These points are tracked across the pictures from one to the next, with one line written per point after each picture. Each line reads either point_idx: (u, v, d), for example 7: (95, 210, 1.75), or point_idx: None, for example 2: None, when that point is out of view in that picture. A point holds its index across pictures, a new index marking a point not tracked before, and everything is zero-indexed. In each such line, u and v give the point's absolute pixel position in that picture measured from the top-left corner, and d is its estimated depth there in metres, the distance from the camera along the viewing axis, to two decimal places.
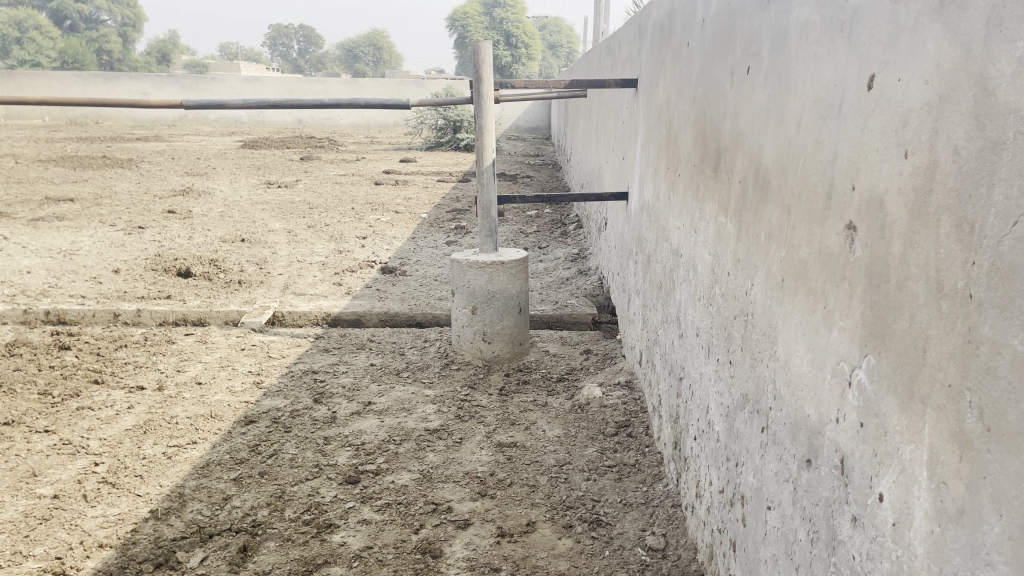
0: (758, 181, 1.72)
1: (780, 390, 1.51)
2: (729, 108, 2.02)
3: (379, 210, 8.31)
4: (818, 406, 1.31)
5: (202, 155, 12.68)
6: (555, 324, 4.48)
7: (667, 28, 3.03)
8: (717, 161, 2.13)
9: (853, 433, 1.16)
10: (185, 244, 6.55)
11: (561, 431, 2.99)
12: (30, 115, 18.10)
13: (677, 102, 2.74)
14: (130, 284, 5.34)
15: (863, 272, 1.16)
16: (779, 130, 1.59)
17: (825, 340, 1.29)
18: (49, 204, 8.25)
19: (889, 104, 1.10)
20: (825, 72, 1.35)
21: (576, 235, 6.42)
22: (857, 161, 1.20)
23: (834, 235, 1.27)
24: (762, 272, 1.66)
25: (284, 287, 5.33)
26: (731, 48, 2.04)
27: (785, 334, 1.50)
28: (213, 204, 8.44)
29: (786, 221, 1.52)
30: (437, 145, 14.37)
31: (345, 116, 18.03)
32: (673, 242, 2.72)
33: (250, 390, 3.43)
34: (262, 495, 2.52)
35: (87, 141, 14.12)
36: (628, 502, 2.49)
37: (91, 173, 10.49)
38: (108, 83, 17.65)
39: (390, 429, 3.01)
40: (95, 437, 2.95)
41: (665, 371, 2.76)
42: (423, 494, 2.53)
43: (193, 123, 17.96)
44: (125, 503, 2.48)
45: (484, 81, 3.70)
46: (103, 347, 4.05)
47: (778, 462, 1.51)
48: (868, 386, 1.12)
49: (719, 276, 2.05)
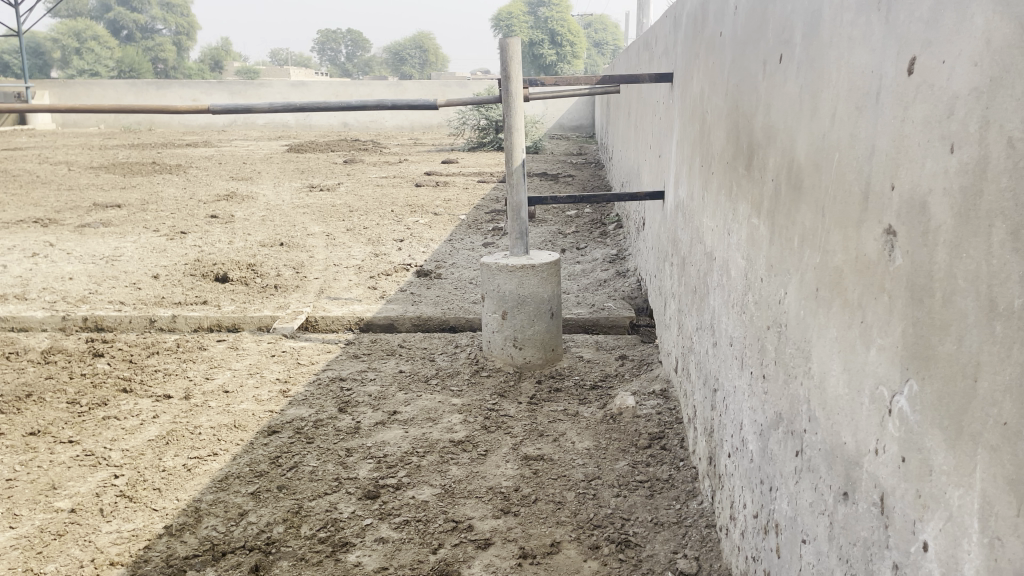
0: (792, 180, 1.57)
1: (815, 411, 1.36)
2: (762, 99, 1.87)
3: (418, 212, 8.25)
4: (855, 434, 1.16)
5: (248, 160, 12.81)
6: (591, 328, 4.34)
7: (701, 17, 2.87)
8: (749, 157, 1.98)
9: (894, 469, 1.02)
10: (224, 249, 6.57)
11: (591, 443, 2.86)
12: (86, 123, 18.60)
13: (710, 96, 2.58)
14: (168, 290, 5.35)
15: (903, 284, 1.01)
16: (813, 121, 1.44)
17: (863, 360, 1.14)
18: (97, 210, 8.37)
19: (932, 90, 0.95)
20: (861, 56, 1.20)
21: (615, 236, 6.26)
22: (897, 154, 1.05)
23: (872, 241, 1.12)
24: (796, 280, 1.51)
25: (319, 292, 5.29)
26: (763, 34, 1.88)
27: (819, 348, 1.35)
28: (255, 209, 8.47)
29: (821, 224, 1.37)
30: (480, 145, 14.29)
31: (390, 119, 18.13)
32: (706, 245, 2.57)
33: (276, 399, 3.37)
34: (279, 510, 2.44)
35: (138, 148, 14.35)
36: (660, 521, 2.35)
37: (139, 179, 10.65)
38: (160, 90, 17.95)
39: (414, 441, 2.91)
40: (117, 448, 2.91)
41: (700, 381, 2.61)
42: (444, 511, 2.43)
43: (241, 129, 18.21)
44: (141, 518, 2.43)
45: (512, 79, 3.58)
46: (135, 354, 4.04)
47: (812, 492, 1.36)
48: (910, 415, 0.97)
49: (752, 282, 1.90)
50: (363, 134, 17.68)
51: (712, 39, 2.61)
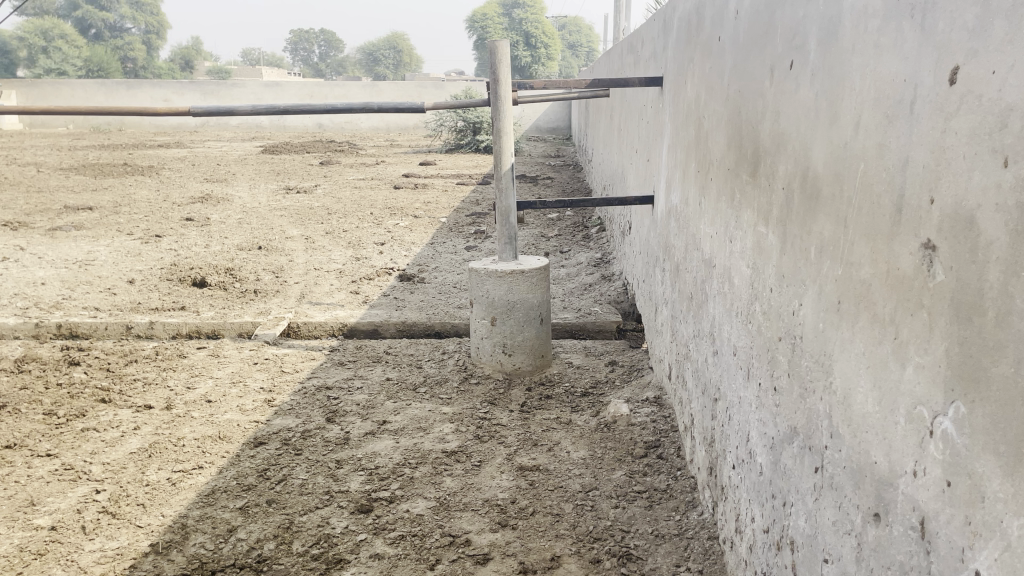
0: (807, 189, 1.53)
1: (837, 428, 1.33)
2: (768, 106, 1.84)
3: (398, 215, 8.17)
4: (889, 454, 1.13)
5: (222, 161, 12.63)
6: (579, 333, 4.30)
7: (695, 22, 2.84)
8: (754, 165, 1.95)
9: (936, 493, 0.99)
10: (201, 253, 6.45)
11: (587, 453, 2.81)
12: (55, 123, 18.28)
13: (707, 101, 2.55)
14: (144, 295, 5.23)
15: (947, 301, 0.98)
16: (831, 130, 1.41)
17: (897, 378, 1.11)
18: (68, 212, 8.20)
19: (980, 101, 0.92)
20: (890, 64, 1.17)
21: (599, 239, 6.23)
22: (936, 166, 1.01)
23: (906, 255, 1.09)
24: (813, 292, 1.48)
25: (300, 297, 5.20)
26: (770, 40, 1.85)
27: (842, 363, 1.31)
28: (230, 211, 8.35)
29: (843, 235, 1.33)
30: (458, 147, 14.21)
31: (365, 120, 18.02)
32: (704, 251, 2.53)
33: (261, 409, 3.29)
34: (269, 526, 2.37)
35: (109, 148, 14.11)
36: (660, 533, 2.31)
37: (111, 181, 10.46)
38: (130, 91, 17.67)
39: (406, 451, 2.85)
40: (98, 462, 2.82)
41: (698, 390, 2.57)
42: (440, 525, 2.37)
43: (214, 129, 18.01)
44: (125, 536, 2.35)
45: (501, 82, 3.52)
46: (113, 362, 3.93)
47: (836, 511, 1.32)
48: (957, 437, 0.94)
49: (759, 291, 1.86)
50: (339, 135, 17.56)
51: (708, 44, 2.58)
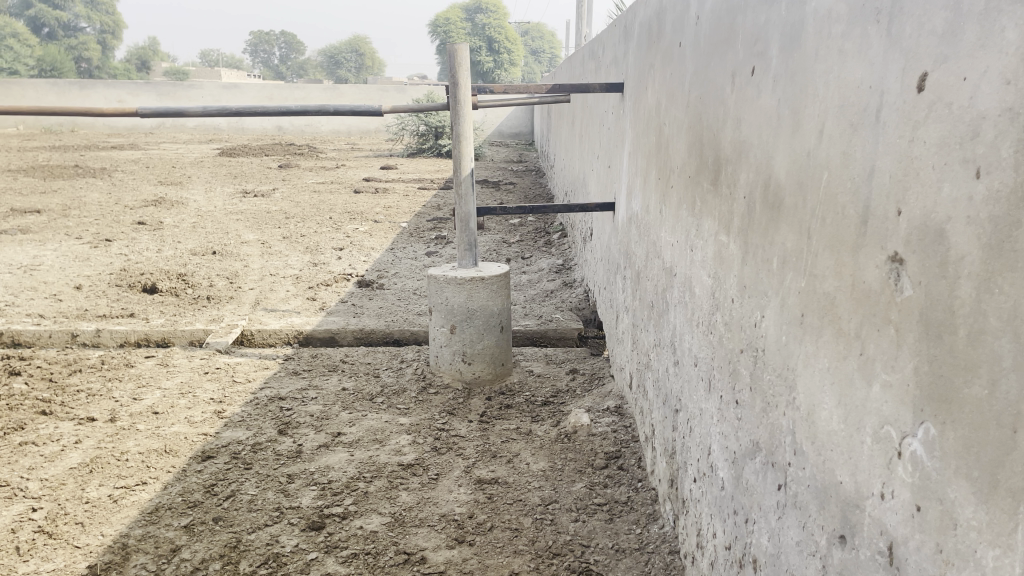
0: (768, 199, 1.50)
1: (801, 445, 1.29)
2: (730, 113, 1.80)
3: (358, 219, 8.06)
4: (855, 475, 1.09)
5: (177, 163, 12.37)
6: (540, 340, 4.24)
7: (656, 27, 2.81)
8: (715, 173, 1.91)
9: (906, 517, 0.95)
10: (153, 258, 6.28)
11: (546, 464, 2.76)
12: (4, 123, 17.75)
13: (668, 107, 2.52)
14: (92, 302, 5.06)
15: (915, 318, 0.94)
16: (794, 139, 1.37)
17: (863, 397, 1.07)
18: (15, 215, 7.94)
19: (950, 109, 0.88)
20: (856, 70, 1.13)
21: (560, 245, 6.19)
22: (904, 176, 0.97)
23: (872, 269, 1.05)
24: (775, 304, 1.44)
25: (255, 303, 5.08)
26: (731, 46, 1.82)
27: (806, 378, 1.28)
28: (185, 215, 8.15)
29: (806, 246, 1.29)
30: (419, 151, 14.10)
31: (326, 123, 17.83)
32: (665, 259, 2.50)
33: (210, 421, 3.18)
34: (215, 545, 2.27)
35: (59, 150, 13.74)
36: (621, 548, 2.26)
37: (61, 183, 10.17)
38: (83, 91, 17.26)
39: (360, 465, 2.76)
40: (35, 478, 2.69)
41: (659, 400, 2.53)
42: (395, 543, 2.29)
43: (170, 131, 17.65)
44: (62, 557, 2.23)
45: (461, 86, 3.45)
46: (56, 372, 3.77)
47: (800, 531, 1.28)
48: (928, 460, 0.90)
49: (720, 302, 1.83)
50: (299, 138, 17.34)
51: (669, 50, 2.55)
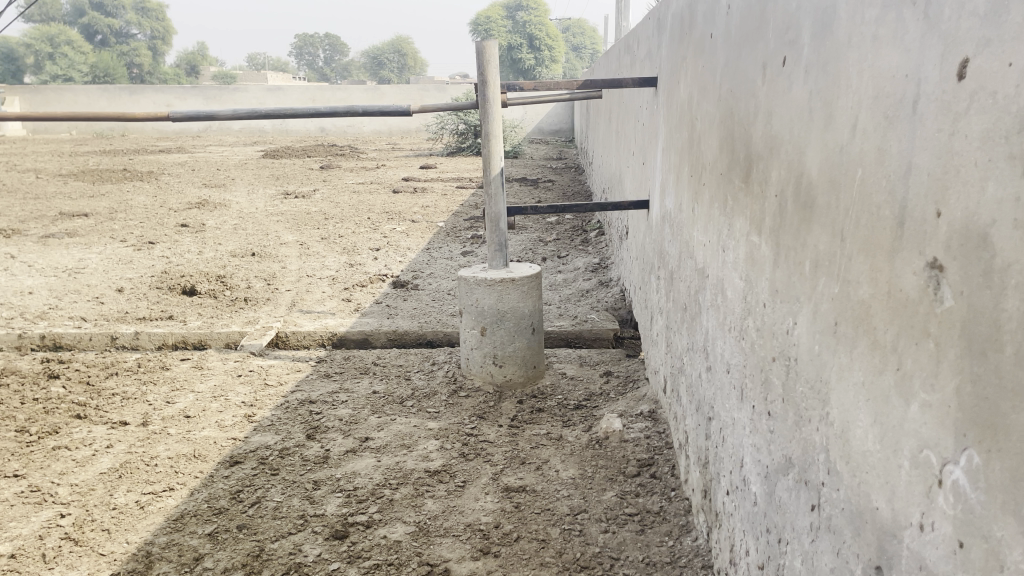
0: (800, 198, 1.40)
1: (835, 464, 1.19)
2: (761, 106, 1.70)
3: (396, 219, 8.06)
4: (891, 502, 0.99)
5: (222, 166, 12.53)
6: (574, 341, 4.16)
7: (688, 18, 2.70)
8: (747, 170, 1.82)
9: (948, 554, 0.85)
10: (193, 260, 6.34)
11: (577, 472, 2.68)
12: (57, 129, 18.20)
13: (700, 101, 2.41)
14: (133, 304, 5.11)
15: (956, 331, 0.85)
16: (826, 132, 1.27)
17: (900, 416, 0.97)
18: (63, 219, 8.10)
19: (994, 98, 0.79)
20: (890, 58, 1.03)
21: (597, 243, 6.09)
22: (944, 173, 0.88)
23: (909, 276, 0.96)
24: (807, 311, 1.34)
25: (291, 305, 5.08)
26: (762, 35, 1.72)
27: (839, 392, 1.18)
28: (227, 217, 8.24)
29: (839, 249, 1.20)
30: (459, 150, 14.06)
31: (368, 124, 17.94)
32: (698, 260, 2.40)
33: (240, 425, 3.17)
34: (238, 554, 2.24)
35: (109, 154, 14.02)
36: (651, 561, 2.18)
37: (109, 187, 10.36)
38: (133, 96, 17.60)
39: (387, 471, 2.71)
40: (65, 483, 2.69)
41: (692, 407, 2.43)
42: (418, 554, 2.23)
43: (216, 134, 17.93)
44: (86, 565, 2.22)
45: (489, 84, 3.38)
46: (93, 375, 3.81)
47: (834, 557, 1.19)
48: (971, 492, 0.81)
49: (752, 306, 1.73)
50: (341, 138, 17.48)
51: (701, 42, 2.45)
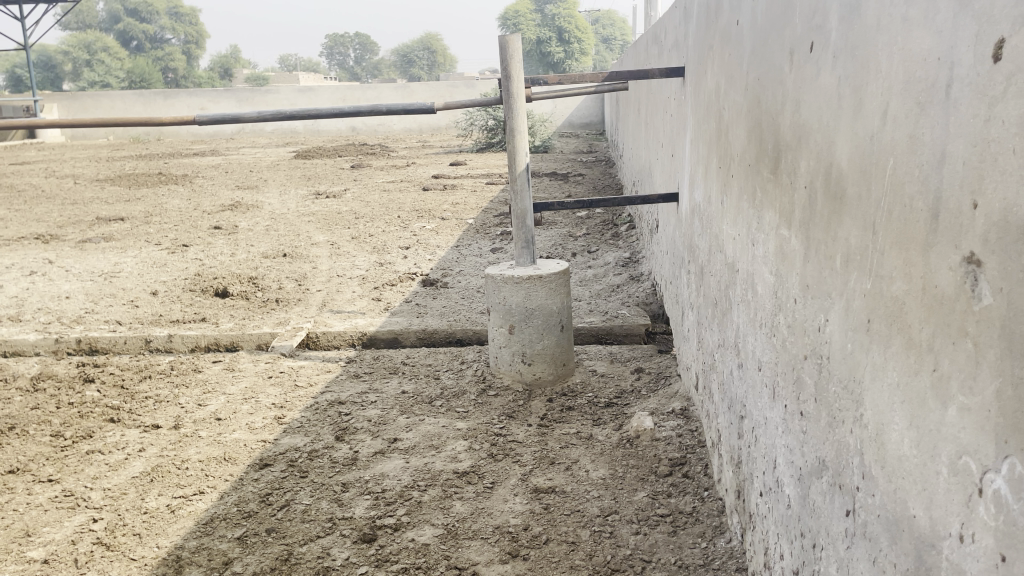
0: (830, 188, 1.34)
1: (870, 468, 1.14)
2: (789, 94, 1.64)
3: (426, 217, 8.06)
4: (930, 510, 0.94)
5: (255, 167, 12.65)
6: (605, 338, 4.11)
7: (714, 6, 2.64)
8: (775, 160, 1.75)
9: (990, 567, 0.80)
10: (226, 262, 6.39)
11: (607, 472, 2.63)
12: (95, 135, 18.54)
13: (728, 91, 2.35)
14: (166, 307, 5.16)
15: (996, 330, 0.79)
16: (856, 119, 1.21)
17: (937, 420, 0.92)
18: (101, 223, 8.23)
19: None
20: (921, 40, 0.97)
21: (628, 237, 6.02)
22: (980, 162, 0.82)
23: (945, 271, 0.90)
24: (839, 307, 1.29)
25: (321, 305, 5.09)
26: (788, 19, 1.66)
27: (874, 392, 1.13)
28: (259, 218, 8.30)
29: (871, 242, 1.14)
30: (489, 146, 14.03)
31: (398, 122, 18.00)
32: (727, 254, 2.33)
33: (270, 427, 3.17)
34: (267, 558, 2.24)
35: (144, 159, 14.22)
36: (684, 564, 2.12)
37: (145, 191, 10.51)
38: (167, 101, 17.85)
39: (415, 473, 2.69)
40: (98, 488, 2.72)
41: (724, 404, 2.37)
42: (446, 557, 2.21)
43: (249, 136, 18.12)
44: (117, 569, 2.24)
45: (512, 77, 3.33)
46: (127, 379, 3.85)
47: (870, 565, 1.13)
48: (1013, 502, 0.76)
49: (783, 302, 1.67)
50: (372, 137, 17.55)
51: (727, 30, 2.38)
